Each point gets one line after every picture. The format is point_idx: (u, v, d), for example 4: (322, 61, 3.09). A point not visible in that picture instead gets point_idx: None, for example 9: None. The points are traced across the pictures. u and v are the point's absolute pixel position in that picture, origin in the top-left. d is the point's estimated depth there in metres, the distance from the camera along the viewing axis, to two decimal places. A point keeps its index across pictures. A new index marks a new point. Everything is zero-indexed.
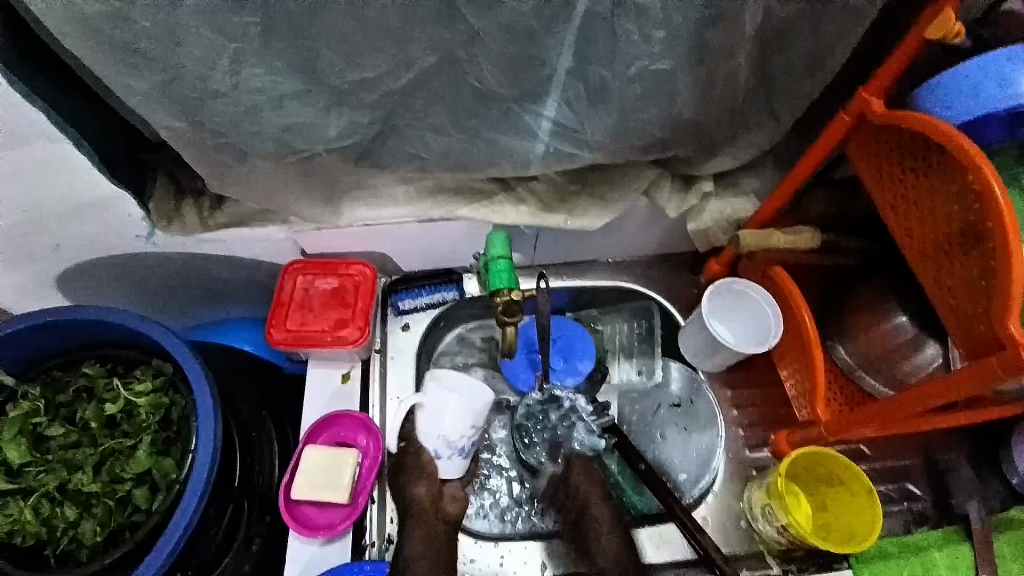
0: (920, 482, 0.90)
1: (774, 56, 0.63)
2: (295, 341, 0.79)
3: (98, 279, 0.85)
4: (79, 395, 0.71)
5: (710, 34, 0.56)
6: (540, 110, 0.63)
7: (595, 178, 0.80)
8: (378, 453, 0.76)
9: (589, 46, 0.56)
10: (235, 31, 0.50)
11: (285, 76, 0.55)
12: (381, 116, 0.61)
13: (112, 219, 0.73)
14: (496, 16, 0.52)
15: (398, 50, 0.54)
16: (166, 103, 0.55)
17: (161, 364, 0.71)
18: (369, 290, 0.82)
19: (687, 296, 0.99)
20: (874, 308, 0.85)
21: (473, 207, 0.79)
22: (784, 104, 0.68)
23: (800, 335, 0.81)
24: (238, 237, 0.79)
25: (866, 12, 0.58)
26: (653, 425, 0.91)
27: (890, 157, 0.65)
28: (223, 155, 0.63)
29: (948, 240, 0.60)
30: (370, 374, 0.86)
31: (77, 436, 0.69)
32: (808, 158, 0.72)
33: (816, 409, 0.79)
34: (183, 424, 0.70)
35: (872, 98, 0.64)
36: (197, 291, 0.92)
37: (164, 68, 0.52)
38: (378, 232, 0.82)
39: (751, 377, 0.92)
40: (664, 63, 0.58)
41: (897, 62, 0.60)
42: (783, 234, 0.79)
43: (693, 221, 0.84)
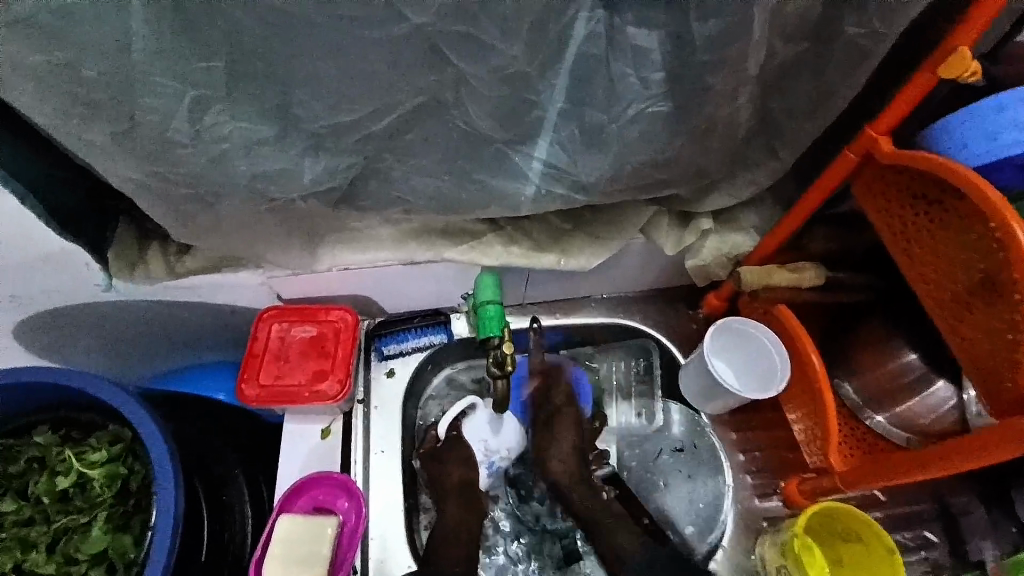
0: (936, 528, 0.86)
1: (777, 94, 0.59)
2: (270, 397, 0.73)
3: (54, 332, 0.78)
4: (29, 466, 0.64)
5: (714, 76, 0.53)
6: (532, 151, 0.59)
7: (589, 216, 0.76)
8: (360, 519, 0.70)
9: (585, 87, 0.52)
10: (197, 78, 0.46)
11: (255, 122, 0.50)
12: (362, 161, 0.57)
13: (68, 272, 0.67)
14: (485, 59, 0.49)
15: (380, 95, 0.50)
16: (124, 152, 0.51)
17: (119, 429, 0.64)
18: (350, 338, 0.76)
19: (687, 333, 0.95)
20: (880, 345, 0.82)
21: (461, 249, 0.74)
22: (787, 142, 0.65)
23: (808, 377, 0.77)
24: (208, 283, 0.73)
25: (873, 50, 0.55)
26: (655, 471, 0.87)
27: (901, 198, 0.62)
28: (189, 205, 0.58)
29: (965, 287, 0.57)
30: (353, 428, 0.80)
31: (28, 512, 0.63)
32: (812, 196, 0.68)
33: (828, 457, 0.75)
34: (143, 495, 0.64)
35: (880, 136, 0.60)
36: (165, 340, 0.85)
37: (118, 118, 0.47)
38: (360, 276, 0.77)
39: (755, 419, 0.88)
40: (663, 105, 0.55)
41: (905, 101, 0.57)
42: (785, 271, 0.76)
43: (693, 257, 0.80)
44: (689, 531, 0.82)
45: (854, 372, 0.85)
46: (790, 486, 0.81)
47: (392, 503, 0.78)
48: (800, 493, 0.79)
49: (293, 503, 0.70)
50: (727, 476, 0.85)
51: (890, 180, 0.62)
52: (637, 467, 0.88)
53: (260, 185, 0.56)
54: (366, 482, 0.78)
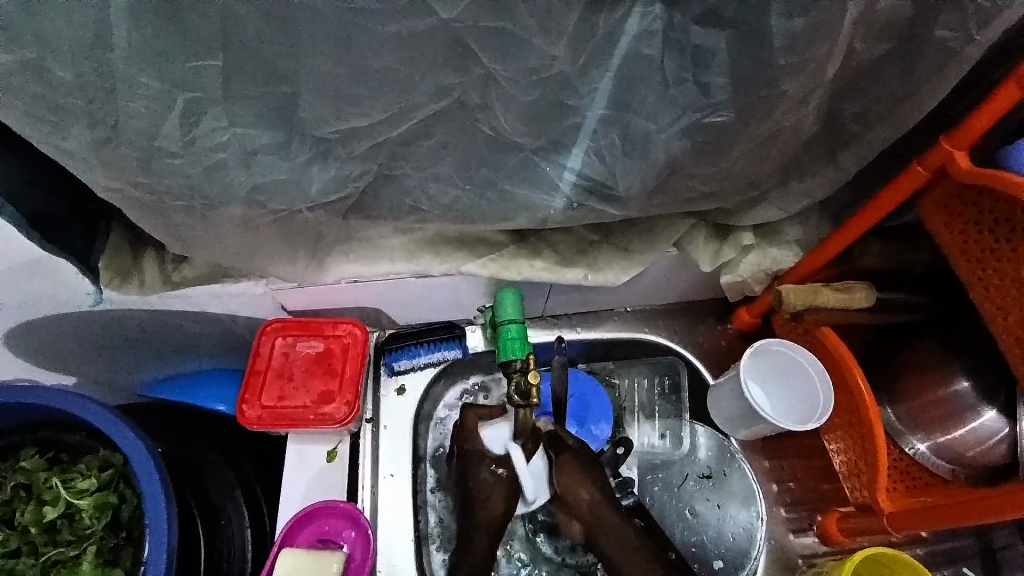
0: (976, 564, 0.79)
1: (839, 101, 0.53)
2: (271, 419, 0.68)
3: (42, 342, 0.73)
4: (16, 493, 0.60)
5: (782, 84, 0.46)
6: (563, 160, 0.53)
7: (619, 228, 0.70)
8: (367, 554, 0.65)
9: (629, 92, 0.46)
10: (191, 78, 0.40)
11: (256, 127, 0.45)
12: (375, 168, 0.51)
13: (54, 282, 0.62)
14: (519, 61, 0.43)
15: (397, 97, 0.44)
16: (107, 161, 0.45)
17: (109, 454, 0.59)
18: (358, 355, 0.71)
19: (718, 351, 0.88)
20: (931, 373, 0.76)
21: (480, 262, 0.68)
22: (846, 152, 0.58)
23: (853, 407, 0.71)
24: (208, 293, 0.68)
25: (956, 55, 0.49)
26: (680, 499, 0.81)
27: (979, 222, 0.56)
28: (185, 217, 0.52)
29: None
30: (359, 449, 0.75)
31: (12, 544, 0.59)
32: (870, 212, 0.62)
33: (876, 495, 0.69)
34: (135, 525, 0.60)
35: (956, 151, 0.53)
36: (160, 348, 0.80)
37: (103, 125, 0.42)
38: (370, 289, 0.71)
39: (791, 444, 0.83)
40: (720, 114, 0.48)
41: (989, 111, 0.50)
42: (834, 291, 0.69)
43: (727, 273, 0.74)
44: (719, 566, 0.77)
45: (900, 396, 0.78)
46: (830, 522, 0.76)
47: (400, 531, 0.73)
48: (841, 529, 0.74)
49: (297, 534, 0.66)
50: (761, 506, 0.80)
51: (968, 201, 0.56)
52: (661, 493, 0.81)
53: (261, 196, 0.50)
54: (375, 507, 0.74)
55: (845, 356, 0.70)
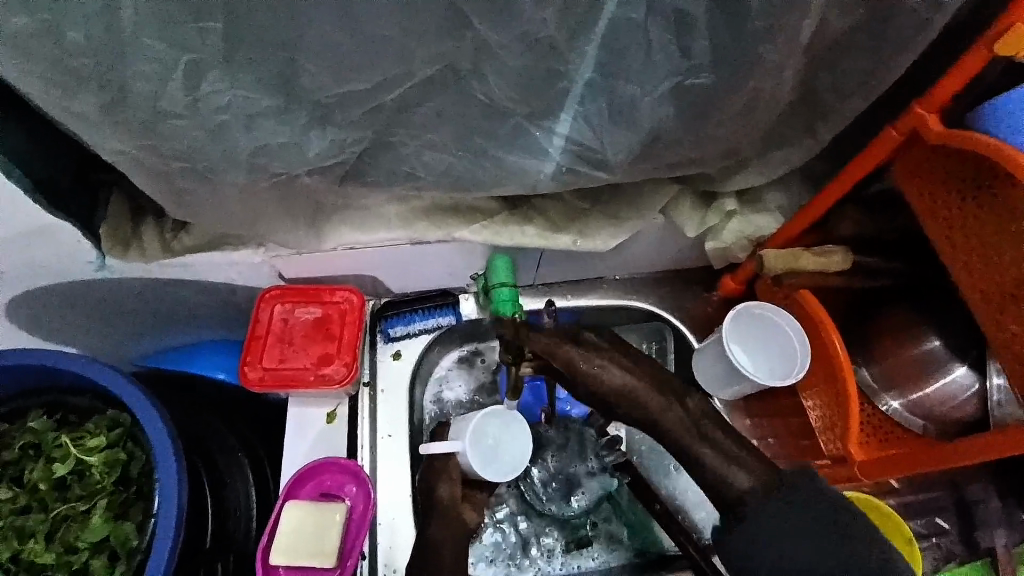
0: (949, 515, 0.83)
1: (818, 67, 0.55)
2: (273, 381, 0.70)
3: (45, 311, 0.75)
4: (25, 453, 0.62)
5: (760, 47, 0.48)
6: (554, 126, 0.55)
7: (608, 195, 0.72)
8: (368, 507, 0.68)
9: (617, 58, 0.48)
10: (191, 41, 0.42)
11: (255, 91, 0.46)
12: (372, 134, 0.53)
13: (55, 248, 0.63)
14: (511, 27, 0.44)
15: (392, 64, 0.46)
16: (110, 122, 0.46)
17: (117, 414, 0.62)
18: (355, 320, 0.73)
19: (703, 317, 0.91)
20: (903, 333, 0.80)
21: (473, 229, 0.70)
22: (824, 119, 0.61)
23: (829, 365, 0.75)
24: (206, 261, 0.69)
25: (928, 21, 0.51)
26: (667, 456, 0.84)
27: (948, 183, 0.57)
28: (185, 180, 0.54)
29: (1014, 280, 0.53)
30: (359, 411, 0.78)
31: (25, 500, 0.61)
32: (847, 175, 0.64)
33: (849, 446, 0.73)
34: (144, 482, 0.62)
35: (927, 115, 0.56)
36: (160, 319, 0.82)
37: (106, 87, 0.43)
38: (366, 257, 0.73)
39: (771, 405, 0.87)
40: (702, 78, 0.50)
41: (959, 77, 0.52)
42: (812, 254, 0.73)
43: (712, 239, 0.76)
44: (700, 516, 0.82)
45: (874, 358, 0.82)
46: None
47: (400, 488, 0.77)
48: None
49: (301, 488, 0.69)
50: None
51: (937, 163, 0.58)
52: (648, 452, 0.85)
53: (261, 159, 0.52)
54: (374, 465, 0.77)
55: (823, 317, 0.74)
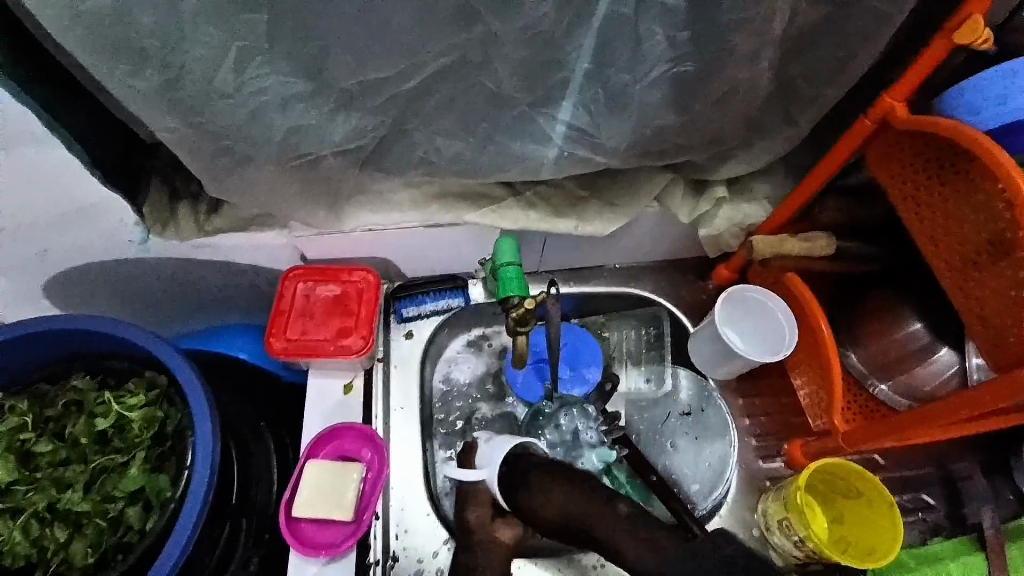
0: (935, 492, 0.87)
1: (793, 60, 0.62)
2: (296, 350, 0.76)
3: (86, 289, 0.81)
4: (68, 409, 0.68)
5: (733, 37, 0.54)
6: (555, 113, 0.61)
7: (605, 183, 0.78)
8: (382, 467, 0.73)
9: (610, 48, 0.54)
10: (240, 30, 0.48)
11: (292, 76, 0.52)
12: (391, 119, 0.59)
13: (103, 225, 0.69)
14: (515, 20, 0.50)
15: (410, 52, 0.52)
16: (166, 103, 0.53)
17: (155, 375, 0.68)
18: (372, 297, 0.79)
19: (699, 304, 0.96)
20: (888, 315, 0.82)
21: (481, 213, 0.76)
22: (801, 108, 0.67)
23: (815, 344, 0.80)
24: (234, 242, 0.75)
25: (887, 17, 0.57)
26: (663, 434, 0.89)
27: (915, 165, 0.63)
28: (226, 159, 0.60)
29: (976, 249, 0.58)
30: (373, 385, 0.83)
31: (66, 453, 0.66)
32: (827, 162, 0.69)
33: (833, 420, 0.78)
34: (178, 439, 0.67)
35: (895, 103, 0.61)
36: (189, 300, 0.88)
37: (166, 70, 0.50)
38: (382, 239, 0.79)
39: (763, 386, 0.91)
40: (685, 66, 0.57)
41: (921, 68, 0.58)
42: (798, 240, 0.78)
43: (704, 227, 0.82)
44: (694, 489, 0.85)
45: (861, 342, 0.85)
46: (794, 449, 0.84)
47: (411, 458, 0.82)
48: (803, 454, 0.83)
49: (319, 450, 0.75)
50: (733, 438, 0.88)
51: (905, 148, 0.63)
52: (646, 430, 0.89)
53: (293, 139, 0.58)
54: (387, 436, 0.82)
55: (809, 299, 0.79)
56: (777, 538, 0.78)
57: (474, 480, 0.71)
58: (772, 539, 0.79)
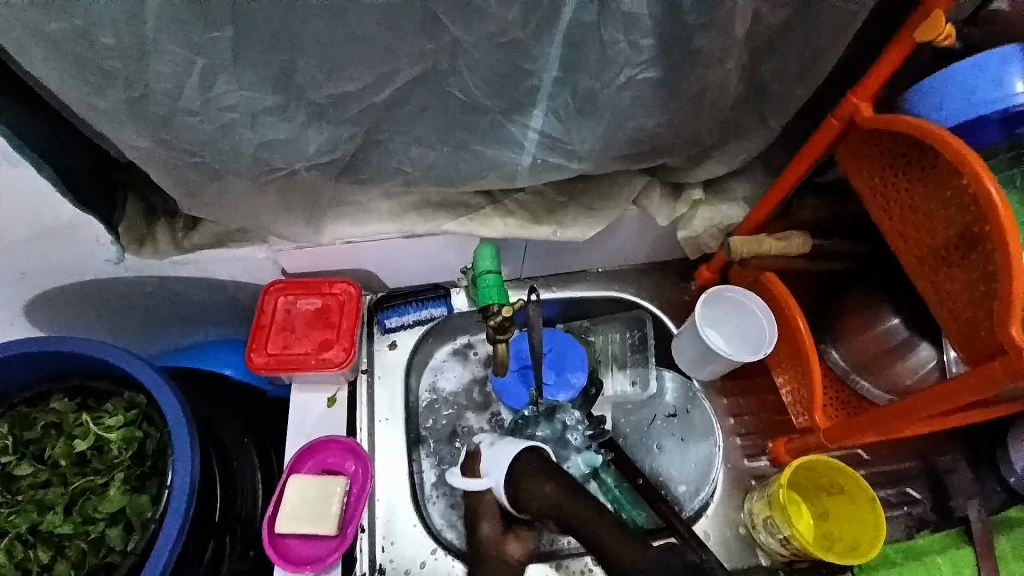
0: (921, 485, 0.87)
1: (758, 61, 0.63)
2: (277, 364, 0.75)
3: (65, 308, 0.81)
4: (47, 431, 0.67)
5: (696, 41, 0.55)
6: (527, 121, 0.61)
7: (582, 189, 0.78)
8: (366, 479, 0.73)
9: (577, 54, 0.55)
10: (206, 46, 0.48)
11: (261, 90, 0.53)
12: (364, 131, 0.59)
13: (79, 244, 0.69)
14: (481, 27, 0.51)
15: (378, 63, 0.52)
16: (137, 120, 0.53)
17: (133, 395, 0.67)
18: (353, 310, 0.79)
19: (681, 305, 0.97)
20: (867, 312, 0.82)
21: (460, 221, 0.76)
22: (770, 109, 0.68)
23: (795, 342, 0.81)
24: (213, 258, 0.75)
25: (848, 18, 0.58)
26: (649, 436, 0.89)
27: (884, 163, 0.63)
28: (199, 174, 0.60)
29: (946, 242, 0.59)
30: (357, 397, 0.83)
31: (46, 475, 0.66)
32: (798, 162, 0.70)
33: (815, 417, 0.78)
34: (159, 458, 0.67)
35: (861, 103, 0.62)
36: (170, 317, 0.87)
37: (132, 87, 0.50)
38: (362, 250, 0.79)
39: (747, 384, 0.92)
40: (653, 71, 0.57)
41: (886, 66, 0.59)
42: (775, 240, 0.78)
43: (683, 229, 0.82)
44: (682, 490, 0.86)
45: (843, 339, 0.85)
46: (779, 447, 0.85)
47: (397, 468, 0.81)
48: (788, 452, 0.83)
49: (302, 464, 0.74)
50: (719, 438, 0.88)
51: (873, 146, 0.64)
52: (633, 433, 0.89)
53: (266, 152, 0.58)
54: (372, 447, 0.82)
55: (787, 298, 0.79)
56: (765, 537, 0.78)
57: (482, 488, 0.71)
58: (758, 537, 0.79)
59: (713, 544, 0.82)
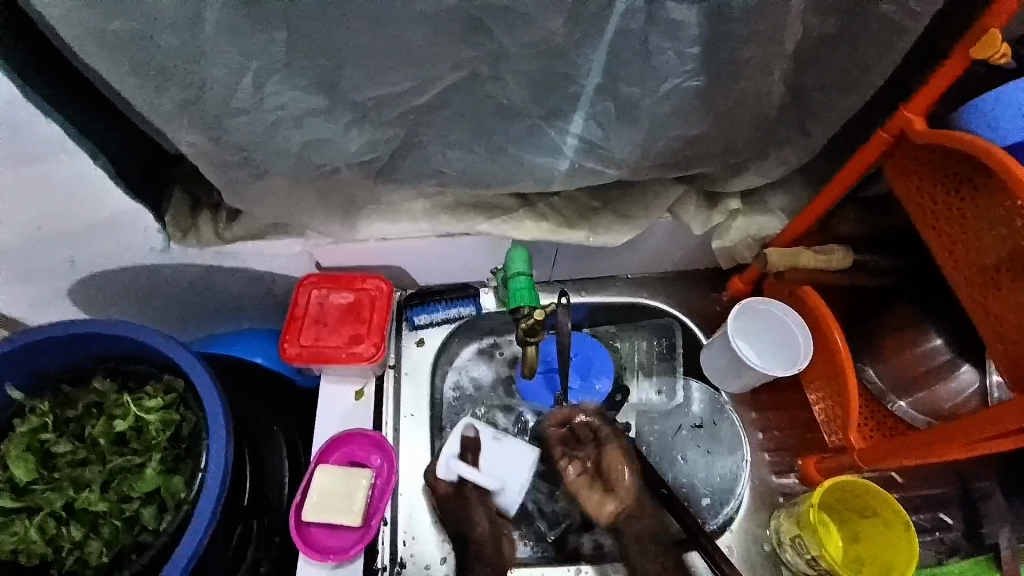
0: (954, 511, 0.84)
1: (807, 71, 0.61)
2: (310, 357, 0.77)
3: (107, 294, 0.83)
4: (86, 411, 0.70)
5: (745, 50, 0.54)
6: (566, 126, 0.61)
7: (617, 194, 0.78)
8: (392, 472, 0.74)
9: (620, 63, 0.55)
10: (258, 47, 0.50)
11: (308, 92, 0.54)
12: (403, 132, 0.60)
13: (127, 233, 0.72)
14: (525, 33, 0.51)
15: (422, 67, 0.53)
16: (188, 117, 0.55)
17: (172, 379, 0.70)
18: (384, 306, 0.80)
19: (711, 315, 0.95)
20: (906, 331, 0.79)
21: (492, 223, 0.76)
22: (815, 121, 0.66)
23: (831, 358, 0.79)
24: (252, 250, 0.77)
25: (904, 28, 0.56)
26: (674, 446, 0.88)
27: (933, 180, 0.61)
28: (242, 170, 0.62)
29: (995, 261, 0.57)
30: (384, 391, 0.84)
31: (85, 453, 0.68)
32: (841, 176, 0.69)
33: (849, 437, 0.77)
34: (192, 441, 0.69)
35: (913, 117, 0.60)
36: (205, 305, 0.90)
37: (186, 86, 0.52)
38: (394, 248, 0.80)
39: (776, 400, 0.90)
40: (697, 81, 0.57)
41: (940, 80, 0.57)
42: (813, 253, 0.76)
43: (718, 238, 0.81)
44: (705, 503, 0.84)
45: (881, 356, 0.82)
46: (809, 465, 0.83)
47: (420, 468, 0.82)
48: (819, 471, 0.82)
49: (329, 455, 0.76)
50: (746, 452, 0.87)
51: (923, 161, 0.62)
52: (657, 442, 0.88)
53: (309, 151, 0.59)
54: (397, 441, 0.83)
55: (824, 313, 0.77)
56: (790, 556, 0.77)
57: (450, 478, 0.76)
58: (784, 556, 0.78)
59: (737, 560, 0.81)
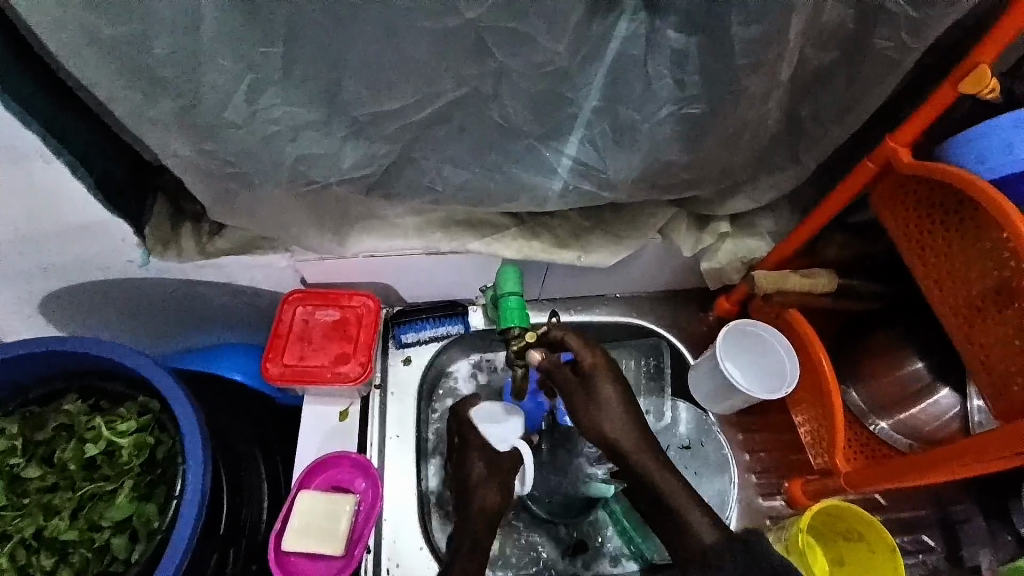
0: (934, 533, 0.85)
1: (800, 99, 0.62)
2: (293, 376, 0.75)
3: (80, 306, 0.80)
4: (58, 432, 0.66)
5: (743, 78, 0.55)
6: (562, 147, 0.61)
7: (609, 215, 0.78)
8: (376, 497, 0.71)
9: (621, 86, 0.55)
10: (255, 60, 0.49)
11: (304, 106, 0.53)
12: (399, 149, 0.59)
13: (105, 244, 0.69)
14: (528, 55, 0.51)
15: (422, 85, 0.52)
16: (178, 128, 0.53)
17: (148, 400, 0.66)
18: (371, 323, 0.78)
19: (699, 335, 0.96)
20: (890, 355, 0.81)
21: (484, 241, 0.75)
22: (806, 148, 0.68)
23: (817, 381, 0.79)
24: (237, 264, 0.74)
25: (893, 62, 0.58)
26: None
27: (919, 209, 0.63)
28: (231, 182, 0.60)
29: (983, 290, 0.58)
30: (369, 413, 0.82)
31: (54, 478, 0.65)
32: (828, 203, 0.69)
33: (834, 460, 0.77)
34: (168, 465, 0.66)
35: (899, 148, 0.62)
36: (184, 318, 0.86)
37: (178, 96, 0.50)
38: (384, 264, 0.79)
39: (763, 421, 0.91)
40: (696, 106, 0.57)
41: (927, 113, 0.59)
42: (800, 277, 0.78)
43: (706, 259, 0.82)
44: None
45: (866, 380, 0.83)
46: (795, 486, 0.84)
47: (406, 490, 0.80)
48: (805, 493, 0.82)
49: (312, 480, 0.73)
50: (733, 475, 0.87)
51: (910, 190, 0.63)
52: None
53: (301, 165, 0.58)
54: (382, 463, 0.81)
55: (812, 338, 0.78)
56: None
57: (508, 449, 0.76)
58: None
59: None
